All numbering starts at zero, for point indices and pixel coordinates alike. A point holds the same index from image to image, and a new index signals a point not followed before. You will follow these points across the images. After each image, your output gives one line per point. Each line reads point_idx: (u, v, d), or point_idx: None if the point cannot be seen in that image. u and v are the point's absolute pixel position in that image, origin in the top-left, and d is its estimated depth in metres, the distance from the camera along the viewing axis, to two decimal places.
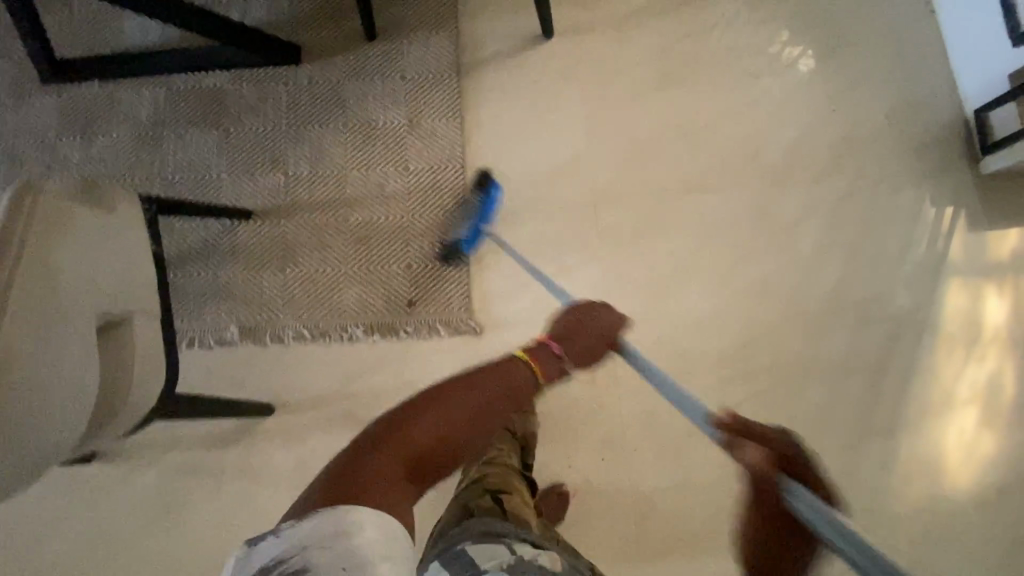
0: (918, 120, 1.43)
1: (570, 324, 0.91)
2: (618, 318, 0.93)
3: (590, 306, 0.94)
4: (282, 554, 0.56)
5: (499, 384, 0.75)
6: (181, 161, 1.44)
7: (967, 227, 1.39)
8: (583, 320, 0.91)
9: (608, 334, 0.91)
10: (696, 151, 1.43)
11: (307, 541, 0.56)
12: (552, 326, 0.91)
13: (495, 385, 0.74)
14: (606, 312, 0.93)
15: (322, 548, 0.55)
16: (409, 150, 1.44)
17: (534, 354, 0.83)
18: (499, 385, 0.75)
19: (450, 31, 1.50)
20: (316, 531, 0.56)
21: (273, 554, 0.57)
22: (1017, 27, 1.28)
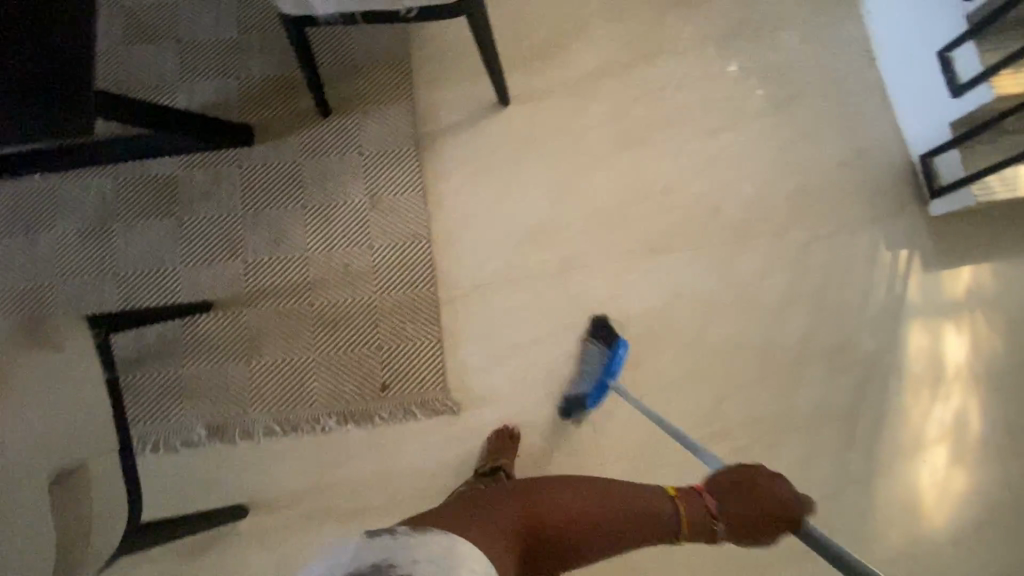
0: (868, 166, 1.48)
1: (735, 484, 0.84)
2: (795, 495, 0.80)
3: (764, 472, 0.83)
4: (394, 559, 0.62)
5: (616, 495, 0.83)
6: (133, 256, 1.39)
7: (922, 268, 1.43)
8: (757, 486, 0.82)
9: (773, 507, 0.80)
10: (659, 211, 1.45)
11: (417, 554, 0.62)
12: (726, 483, 0.84)
13: (617, 504, 0.82)
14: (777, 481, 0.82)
15: (427, 562, 0.62)
16: (372, 229, 1.42)
17: (690, 497, 0.86)
18: (629, 506, 0.82)
19: (406, 103, 1.49)
20: (429, 548, 0.63)
21: (385, 557, 0.62)
22: (956, 79, 1.34)
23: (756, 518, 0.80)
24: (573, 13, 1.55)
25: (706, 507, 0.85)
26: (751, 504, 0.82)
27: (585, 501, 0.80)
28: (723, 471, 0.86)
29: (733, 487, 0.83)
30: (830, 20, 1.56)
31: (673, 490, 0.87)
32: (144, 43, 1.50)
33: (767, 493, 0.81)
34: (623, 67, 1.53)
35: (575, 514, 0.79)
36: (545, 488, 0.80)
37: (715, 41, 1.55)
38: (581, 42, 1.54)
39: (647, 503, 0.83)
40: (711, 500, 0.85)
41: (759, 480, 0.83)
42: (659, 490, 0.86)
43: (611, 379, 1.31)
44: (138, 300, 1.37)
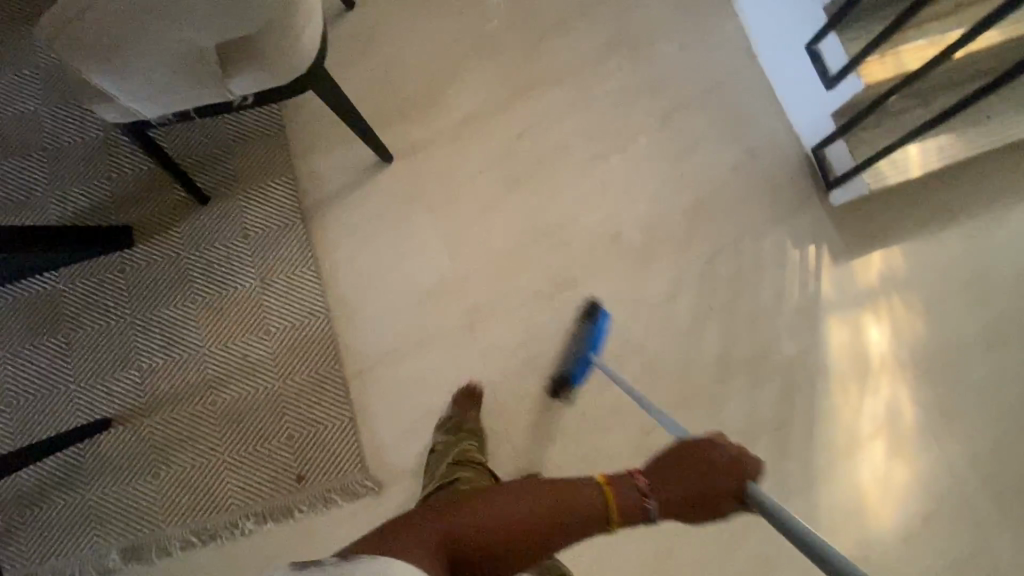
0: (762, 167, 1.46)
1: (680, 459, 0.81)
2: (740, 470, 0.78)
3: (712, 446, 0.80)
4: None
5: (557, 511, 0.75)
6: (24, 381, 1.33)
7: (832, 261, 1.41)
8: (690, 456, 0.80)
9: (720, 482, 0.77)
10: (560, 247, 1.43)
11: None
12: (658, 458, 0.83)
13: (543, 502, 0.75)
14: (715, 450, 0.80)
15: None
16: (267, 313, 1.37)
17: (623, 488, 0.79)
18: (568, 510, 0.76)
19: (286, 176, 1.44)
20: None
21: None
22: (826, 70, 1.32)
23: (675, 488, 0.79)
24: (445, 58, 1.53)
25: (639, 487, 0.80)
26: (677, 486, 0.79)
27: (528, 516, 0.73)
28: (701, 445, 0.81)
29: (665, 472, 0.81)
30: (701, 22, 1.54)
31: (602, 479, 0.81)
32: (9, 159, 1.45)
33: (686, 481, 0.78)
34: (503, 104, 1.50)
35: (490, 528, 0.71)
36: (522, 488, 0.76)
37: (591, 62, 1.52)
38: (458, 86, 1.51)
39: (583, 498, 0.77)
40: (641, 479, 0.81)
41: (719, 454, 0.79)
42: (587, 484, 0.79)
43: (596, 355, 1.33)
44: (34, 428, 1.31)
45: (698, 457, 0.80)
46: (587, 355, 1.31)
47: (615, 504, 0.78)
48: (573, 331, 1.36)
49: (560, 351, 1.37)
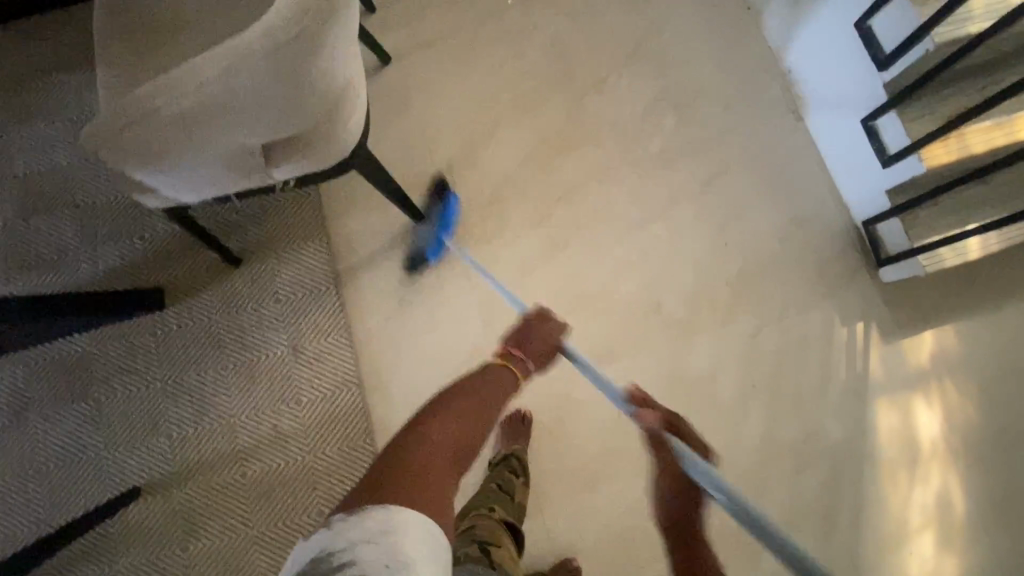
0: (809, 237, 1.40)
1: (523, 328, 0.98)
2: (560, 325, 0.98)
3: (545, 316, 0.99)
4: (331, 547, 0.61)
5: (491, 399, 0.85)
6: (54, 447, 1.32)
7: (881, 340, 1.35)
8: (537, 325, 0.98)
9: (553, 340, 0.97)
10: (598, 317, 1.38)
11: (356, 536, 0.61)
12: (509, 334, 0.99)
13: (474, 397, 0.83)
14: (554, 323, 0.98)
15: (370, 543, 0.60)
16: (299, 383, 1.34)
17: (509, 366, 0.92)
18: (492, 392, 0.86)
19: (319, 238, 1.41)
20: (364, 529, 0.61)
21: (325, 545, 0.61)
22: (883, 148, 1.28)
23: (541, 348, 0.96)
24: (481, 116, 1.49)
25: (519, 353, 0.95)
26: (537, 344, 0.96)
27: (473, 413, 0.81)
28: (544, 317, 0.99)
29: (524, 336, 0.97)
30: (746, 83, 1.49)
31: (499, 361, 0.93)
32: (42, 215, 1.43)
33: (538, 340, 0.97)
34: (540, 164, 1.47)
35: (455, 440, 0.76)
36: (450, 397, 0.82)
37: (631, 123, 1.48)
38: (494, 146, 1.48)
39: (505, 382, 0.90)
40: (515, 353, 0.95)
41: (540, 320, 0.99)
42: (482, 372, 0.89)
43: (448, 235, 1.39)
44: (62, 496, 1.29)
45: (543, 330, 0.98)
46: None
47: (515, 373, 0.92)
48: (428, 216, 1.40)
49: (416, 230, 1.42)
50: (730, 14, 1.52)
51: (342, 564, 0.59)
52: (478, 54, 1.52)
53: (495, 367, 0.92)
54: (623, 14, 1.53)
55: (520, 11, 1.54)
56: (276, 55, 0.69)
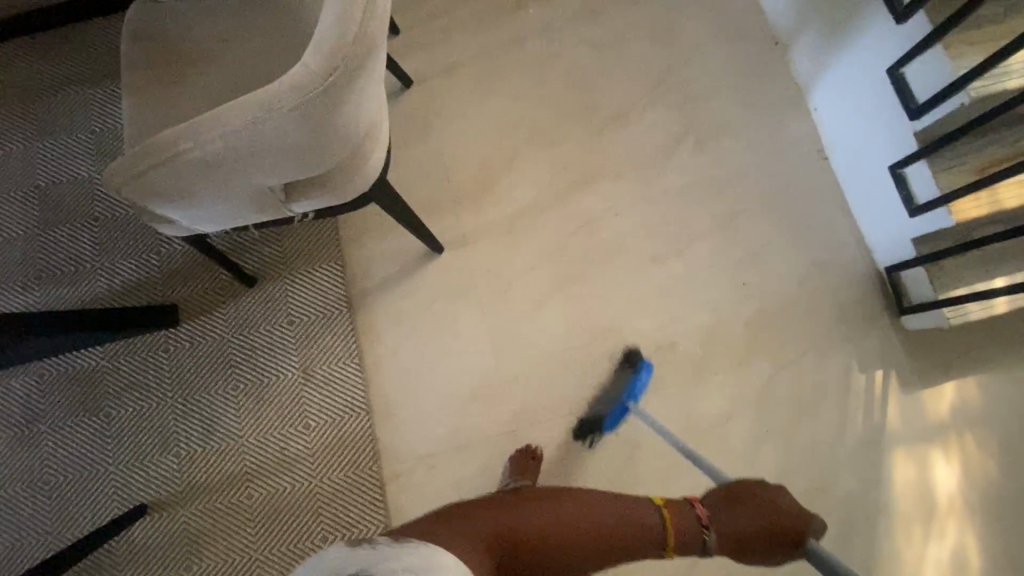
0: (829, 282, 1.38)
1: (728, 493, 0.95)
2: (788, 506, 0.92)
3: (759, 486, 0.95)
4: (366, 565, 0.63)
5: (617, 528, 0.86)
6: (63, 460, 1.32)
7: (900, 390, 1.33)
8: (742, 496, 0.93)
9: (757, 516, 0.91)
10: (611, 354, 1.37)
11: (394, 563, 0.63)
12: (712, 491, 0.98)
13: (610, 515, 0.87)
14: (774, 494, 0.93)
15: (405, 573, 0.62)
16: (307, 406, 1.34)
17: (682, 515, 0.93)
18: (632, 519, 0.89)
19: (334, 262, 1.41)
20: (402, 561, 0.64)
21: (359, 563, 0.64)
22: (912, 197, 1.24)
23: (736, 524, 0.91)
24: (501, 144, 1.49)
25: (698, 518, 0.93)
26: (727, 521, 0.92)
27: (588, 517, 0.85)
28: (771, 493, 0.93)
29: (732, 501, 0.93)
30: (771, 121, 1.47)
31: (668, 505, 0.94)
32: (61, 227, 1.44)
33: (740, 508, 0.92)
34: (559, 196, 1.46)
35: (559, 528, 0.82)
36: (600, 500, 0.89)
37: (652, 157, 1.47)
38: (513, 175, 1.47)
39: (645, 514, 0.91)
40: (702, 511, 0.94)
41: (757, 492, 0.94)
42: (647, 502, 0.93)
43: (634, 404, 1.30)
44: (69, 509, 1.30)
45: (755, 495, 0.93)
46: (626, 403, 1.29)
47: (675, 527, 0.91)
48: (614, 376, 1.35)
49: (597, 395, 1.35)
50: (757, 51, 1.50)
51: None
52: (503, 83, 1.52)
53: (660, 505, 0.94)
54: (649, 47, 1.52)
55: (546, 41, 1.53)
56: (305, 108, 0.69)
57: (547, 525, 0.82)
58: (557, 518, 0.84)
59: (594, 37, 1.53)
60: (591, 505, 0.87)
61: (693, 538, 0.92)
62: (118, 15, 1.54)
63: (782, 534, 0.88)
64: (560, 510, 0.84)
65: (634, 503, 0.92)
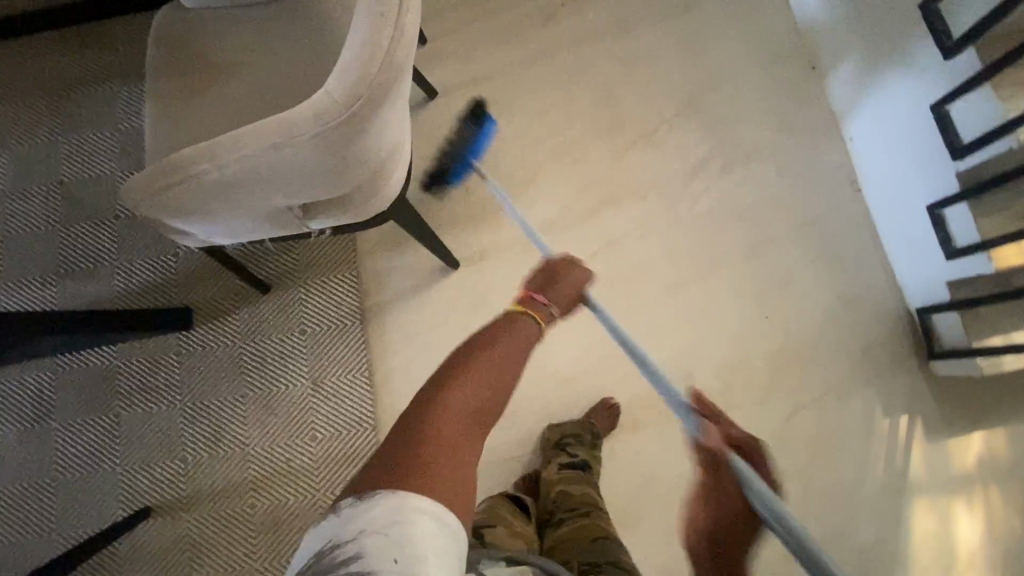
0: (856, 321, 1.34)
1: (543, 275, 0.92)
2: (585, 275, 0.94)
3: (565, 263, 0.94)
4: (338, 540, 0.59)
5: (503, 366, 0.78)
6: (72, 458, 1.33)
7: (925, 438, 1.28)
8: (556, 275, 0.92)
9: (576, 290, 0.93)
10: (625, 380, 1.34)
11: (364, 525, 0.58)
12: (531, 278, 0.93)
13: (488, 358, 0.77)
14: (577, 270, 0.93)
15: (377, 534, 0.57)
16: (315, 419, 1.33)
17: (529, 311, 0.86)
18: (513, 347, 0.81)
19: (349, 272, 1.40)
20: (371, 519, 0.58)
21: (331, 537, 0.59)
22: (951, 239, 1.18)
23: (563, 298, 0.91)
24: (523, 160, 1.46)
25: (540, 302, 0.88)
26: (555, 291, 0.90)
27: (483, 385, 0.74)
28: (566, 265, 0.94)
29: (548, 282, 0.91)
30: (804, 149, 1.42)
31: (517, 307, 0.86)
32: (82, 225, 1.45)
33: (560, 287, 0.91)
34: (580, 215, 1.43)
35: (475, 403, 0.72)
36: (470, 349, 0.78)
37: (679, 180, 1.43)
38: (534, 192, 1.45)
39: (524, 336, 0.83)
40: (539, 299, 0.88)
41: (566, 268, 0.93)
42: (503, 318, 0.85)
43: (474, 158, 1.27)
44: (76, 509, 1.30)
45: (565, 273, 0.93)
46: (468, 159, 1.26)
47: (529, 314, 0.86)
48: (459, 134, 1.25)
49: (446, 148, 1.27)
50: (794, 75, 1.46)
51: (348, 558, 0.57)
52: (529, 96, 1.49)
53: (513, 315, 0.85)
54: (681, 64, 1.48)
55: (575, 55, 1.50)
56: (326, 134, 0.67)
57: (468, 403, 0.72)
58: (476, 392, 0.73)
59: (625, 53, 1.50)
60: (470, 360, 0.76)
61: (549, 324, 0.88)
62: (146, 15, 1.54)
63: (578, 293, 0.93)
64: (468, 380, 0.73)
65: (490, 329, 0.83)
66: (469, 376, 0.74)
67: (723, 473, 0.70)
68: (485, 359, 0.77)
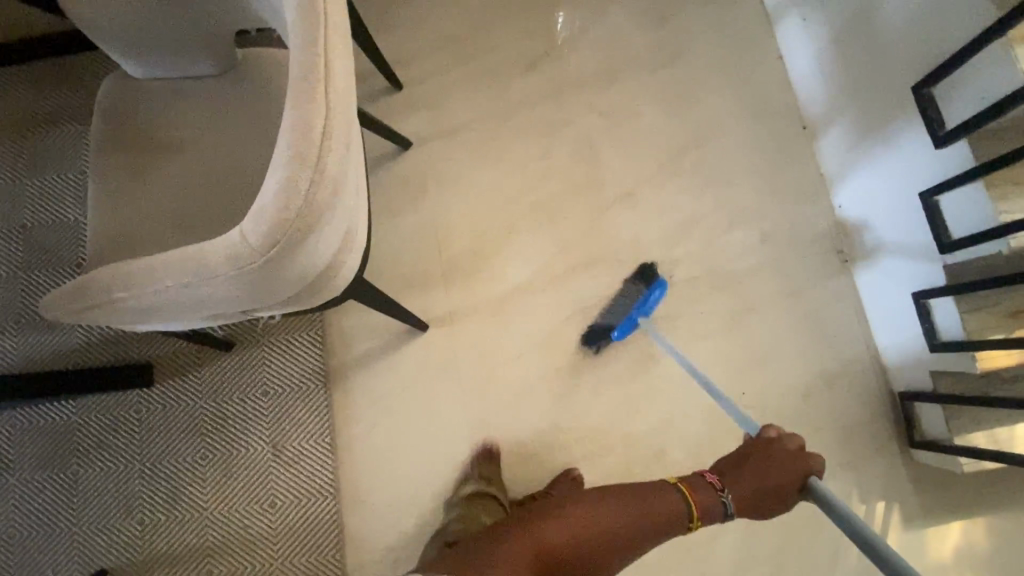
0: (838, 400, 1.29)
1: (752, 455, 0.91)
2: (808, 461, 0.87)
3: (779, 437, 0.91)
4: None
5: (631, 512, 0.89)
6: (26, 515, 1.30)
7: (902, 525, 1.24)
8: (766, 455, 0.89)
9: (788, 478, 0.86)
10: (594, 453, 1.30)
11: None
12: (728, 456, 0.95)
13: (630, 509, 0.90)
14: (790, 457, 0.88)
15: None
16: (274, 483, 1.30)
17: (700, 490, 0.90)
18: (655, 510, 0.89)
19: (313, 331, 1.36)
20: None
21: None
22: (935, 331, 1.13)
23: (764, 482, 0.87)
24: (499, 217, 1.41)
25: (711, 484, 0.91)
26: (738, 480, 0.90)
27: (590, 521, 0.88)
28: (773, 437, 0.92)
29: (740, 468, 0.90)
30: (791, 216, 1.36)
31: (685, 486, 0.91)
32: (43, 272, 1.39)
33: (747, 466, 0.90)
34: (555, 278, 1.38)
35: (580, 531, 0.87)
36: (604, 497, 0.92)
37: (659, 244, 1.38)
38: (509, 251, 1.39)
39: (662, 506, 0.89)
40: (713, 478, 0.92)
41: (786, 445, 0.91)
42: (666, 489, 0.91)
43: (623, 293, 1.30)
44: (29, 568, 1.28)
45: (775, 450, 0.90)
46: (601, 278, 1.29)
47: (693, 502, 0.89)
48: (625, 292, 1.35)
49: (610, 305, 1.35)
50: (782, 136, 1.39)
51: None
52: (508, 150, 1.43)
53: (676, 490, 0.91)
54: (666, 121, 1.42)
55: (556, 107, 1.44)
56: (244, 272, 0.62)
57: (556, 543, 0.85)
58: (572, 530, 0.87)
59: (608, 106, 1.43)
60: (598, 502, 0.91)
61: (716, 510, 0.90)
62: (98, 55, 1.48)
63: (806, 472, 0.86)
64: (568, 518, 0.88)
65: (639, 492, 0.92)
66: (595, 503, 0.91)
67: None
68: (615, 497, 0.92)
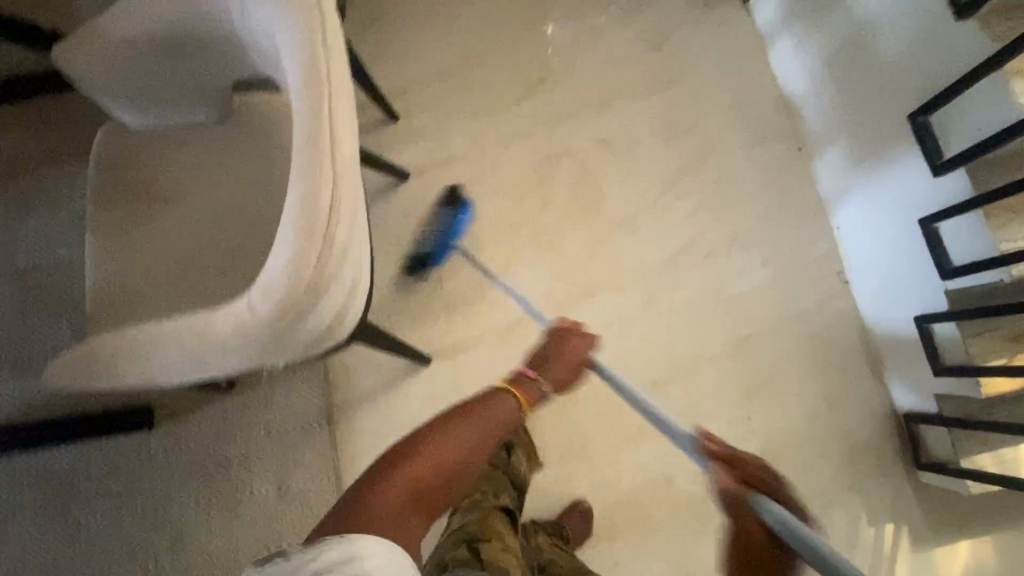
0: (842, 422, 1.29)
1: (548, 350, 0.99)
2: (589, 340, 1.01)
3: (567, 333, 1.01)
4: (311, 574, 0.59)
5: (468, 427, 0.79)
6: (28, 566, 1.28)
7: (911, 545, 1.24)
8: (561, 349, 0.99)
9: (577, 358, 0.99)
10: (602, 482, 1.30)
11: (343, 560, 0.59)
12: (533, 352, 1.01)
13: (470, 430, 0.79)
14: (580, 339, 1.01)
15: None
16: (280, 525, 1.28)
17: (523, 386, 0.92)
18: (492, 420, 0.82)
19: (316, 368, 1.35)
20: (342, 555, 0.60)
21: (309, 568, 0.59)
22: (937, 353, 1.13)
23: (556, 370, 0.97)
24: (499, 245, 1.40)
25: (531, 376, 0.94)
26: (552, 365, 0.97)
27: (440, 451, 0.75)
28: (565, 330, 1.02)
29: (544, 361, 0.97)
30: (790, 238, 1.36)
31: (507, 386, 0.90)
32: (41, 315, 1.37)
33: (556, 358, 0.98)
34: (556, 305, 1.37)
35: (443, 464, 0.74)
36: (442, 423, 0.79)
37: (659, 269, 1.38)
38: (510, 279, 1.39)
39: (498, 409, 0.85)
40: (539, 379, 0.94)
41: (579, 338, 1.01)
42: (491, 394, 0.87)
43: (455, 240, 1.35)
44: None
45: (566, 344, 1.00)
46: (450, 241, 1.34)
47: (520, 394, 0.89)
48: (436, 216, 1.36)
49: (421, 234, 1.38)
50: (778, 157, 1.40)
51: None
52: (505, 178, 1.43)
53: (500, 394, 0.88)
54: (662, 145, 1.42)
55: (552, 135, 1.44)
56: (255, 340, 0.63)
57: (421, 479, 0.72)
58: (430, 466, 0.73)
59: (604, 131, 1.43)
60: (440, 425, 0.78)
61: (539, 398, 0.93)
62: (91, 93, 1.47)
63: (582, 359, 0.99)
64: (419, 456, 0.73)
65: (477, 405, 0.85)
66: (434, 429, 0.77)
67: (745, 512, 0.63)
68: (462, 416, 0.81)
